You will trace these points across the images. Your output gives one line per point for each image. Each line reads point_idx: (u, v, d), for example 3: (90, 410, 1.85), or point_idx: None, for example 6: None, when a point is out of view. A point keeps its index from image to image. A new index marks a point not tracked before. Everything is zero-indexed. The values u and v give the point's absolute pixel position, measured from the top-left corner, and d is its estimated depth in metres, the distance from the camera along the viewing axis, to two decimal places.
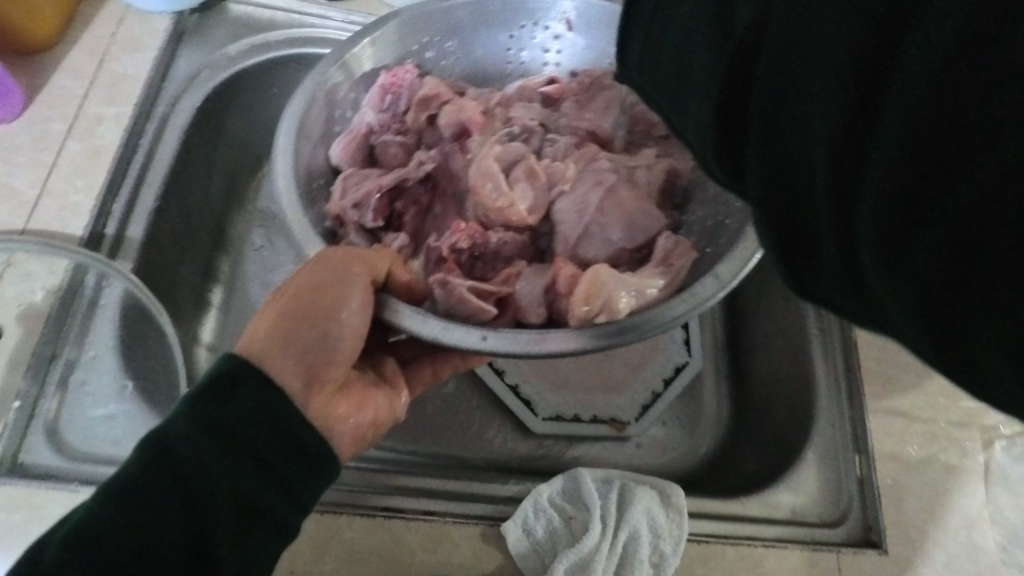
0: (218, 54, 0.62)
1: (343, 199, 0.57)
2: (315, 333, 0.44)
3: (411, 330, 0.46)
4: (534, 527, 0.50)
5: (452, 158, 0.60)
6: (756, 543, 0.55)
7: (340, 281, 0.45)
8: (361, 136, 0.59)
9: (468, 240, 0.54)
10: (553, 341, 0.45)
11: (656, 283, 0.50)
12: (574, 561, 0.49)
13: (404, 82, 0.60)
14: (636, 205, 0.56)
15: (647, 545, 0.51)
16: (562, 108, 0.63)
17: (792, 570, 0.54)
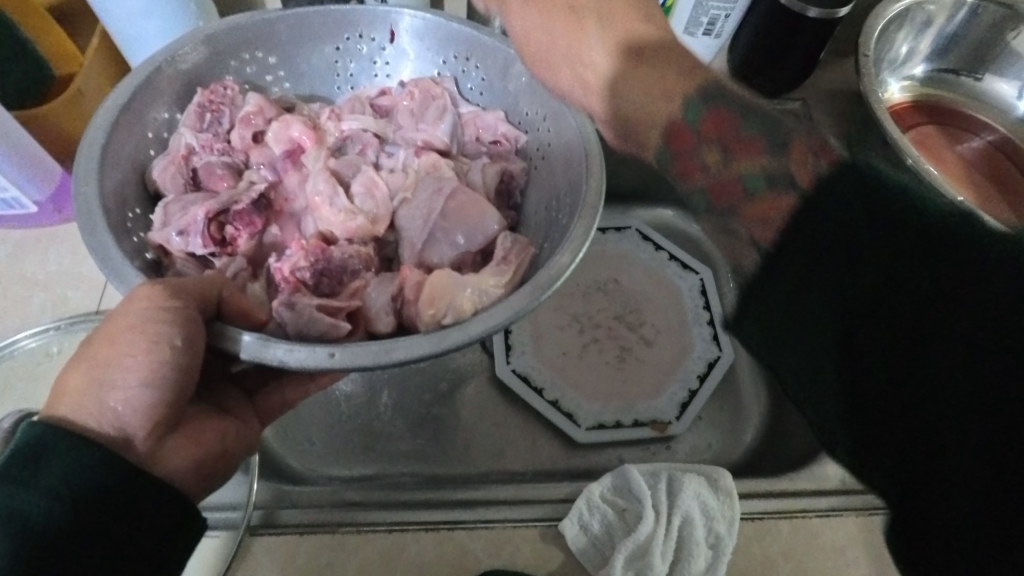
0: None
1: (166, 227, 0.55)
2: (133, 377, 0.42)
3: (253, 357, 0.44)
4: (590, 523, 0.52)
5: (286, 178, 0.64)
6: (811, 515, 0.56)
7: (154, 319, 0.42)
8: (180, 158, 0.59)
9: (311, 258, 0.57)
10: (404, 349, 0.44)
11: (496, 282, 0.54)
12: (633, 549, 0.51)
13: (221, 102, 0.61)
14: (479, 208, 0.61)
15: (702, 529, 0.52)
16: (401, 119, 0.67)
17: (851, 538, 0.55)
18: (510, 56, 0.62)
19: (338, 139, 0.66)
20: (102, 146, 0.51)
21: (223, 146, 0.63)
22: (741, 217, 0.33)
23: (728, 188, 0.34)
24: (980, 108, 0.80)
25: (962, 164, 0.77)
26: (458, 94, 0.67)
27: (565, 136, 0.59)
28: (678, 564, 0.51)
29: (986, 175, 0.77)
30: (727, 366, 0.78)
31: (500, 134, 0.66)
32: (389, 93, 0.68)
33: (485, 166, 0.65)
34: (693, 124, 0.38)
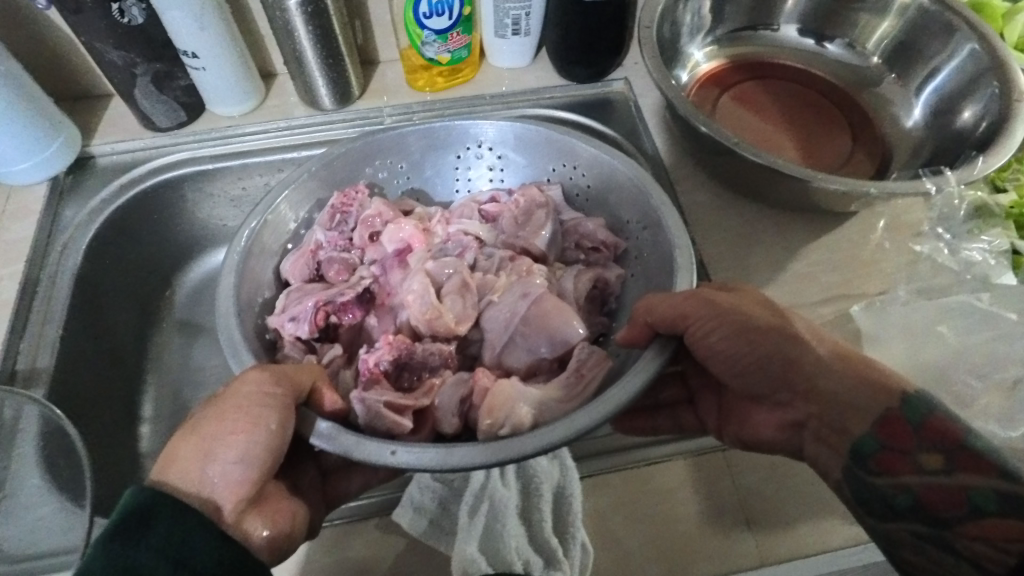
0: (94, 199, 0.75)
1: (284, 312, 0.64)
2: (231, 453, 0.46)
3: (326, 444, 0.48)
4: (422, 502, 0.55)
5: (390, 274, 0.71)
6: (641, 463, 0.57)
7: (257, 402, 0.47)
8: (309, 252, 0.69)
9: (395, 354, 0.62)
10: (468, 452, 0.47)
11: (559, 395, 0.57)
12: (476, 493, 0.54)
13: (352, 203, 0.71)
14: (565, 314, 0.63)
15: (550, 483, 0.54)
16: (504, 223, 0.73)
17: (679, 478, 0.57)
18: (611, 163, 0.69)
19: (443, 240, 0.73)
20: (249, 243, 0.62)
21: (344, 243, 0.71)
22: (957, 529, 0.41)
23: (946, 497, 0.42)
24: (788, 55, 0.84)
25: (794, 114, 0.79)
26: (563, 200, 0.75)
27: (648, 220, 0.66)
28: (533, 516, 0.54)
29: (819, 121, 0.79)
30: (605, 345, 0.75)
31: (601, 242, 0.70)
32: (497, 200, 0.75)
33: (579, 274, 0.69)
34: (912, 425, 0.45)
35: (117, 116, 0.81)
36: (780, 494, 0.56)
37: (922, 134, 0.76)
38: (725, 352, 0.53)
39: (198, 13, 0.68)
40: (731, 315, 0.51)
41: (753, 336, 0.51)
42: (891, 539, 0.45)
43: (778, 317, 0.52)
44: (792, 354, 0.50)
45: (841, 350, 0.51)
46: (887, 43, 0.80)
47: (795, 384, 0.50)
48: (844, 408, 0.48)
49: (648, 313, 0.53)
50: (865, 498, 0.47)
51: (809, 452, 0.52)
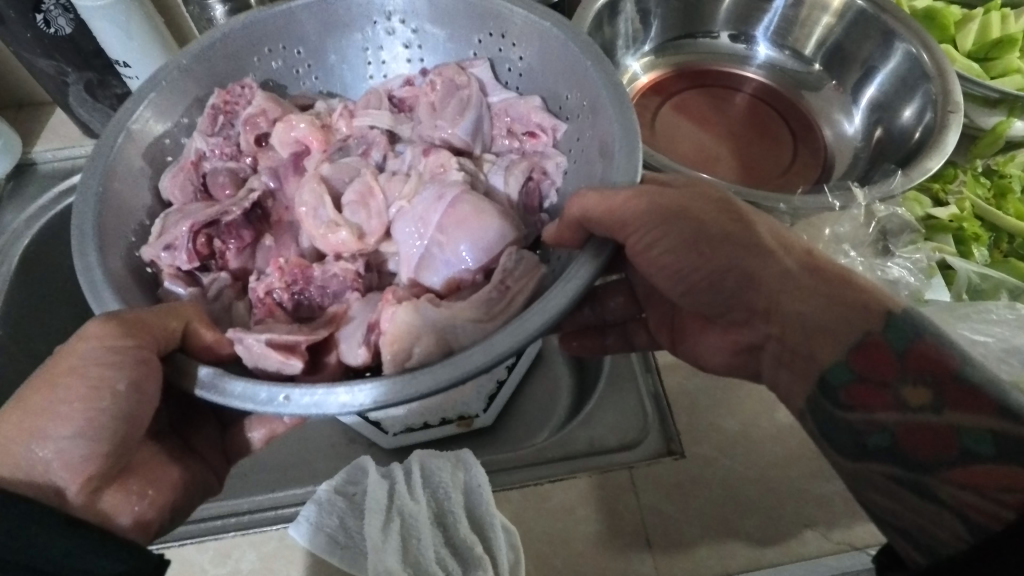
0: (32, 206, 0.76)
1: (156, 241, 0.52)
2: (67, 427, 0.41)
3: (206, 394, 0.40)
4: (321, 521, 0.54)
5: (286, 183, 0.60)
6: (542, 481, 0.57)
7: (98, 361, 0.42)
8: (189, 165, 0.57)
9: (288, 279, 0.53)
10: (373, 389, 0.39)
11: (472, 310, 0.47)
12: (379, 504, 0.54)
13: (235, 101, 0.58)
14: (482, 219, 0.52)
15: (460, 496, 0.54)
16: (417, 110, 0.62)
17: (580, 497, 0.56)
18: (551, 33, 0.55)
19: (344, 139, 0.61)
20: (103, 162, 0.48)
21: (232, 151, 0.60)
22: (941, 475, 0.39)
23: (927, 437, 0.40)
24: (724, 61, 0.82)
25: (730, 121, 0.77)
26: (490, 79, 0.61)
27: (585, 97, 0.54)
28: (446, 523, 0.54)
29: (748, 125, 0.77)
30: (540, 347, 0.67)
31: (534, 126, 0.59)
32: (410, 83, 0.63)
33: (512, 168, 0.58)
34: (895, 351, 0.42)
35: (58, 125, 0.81)
36: (682, 514, 0.55)
37: (858, 143, 0.75)
38: (674, 266, 0.48)
39: (126, 23, 0.68)
40: (681, 220, 0.46)
41: (706, 246, 0.46)
42: (861, 477, 0.43)
43: (737, 221, 0.46)
44: (749, 267, 0.46)
45: (809, 259, 0.46)
46: (823, 48, 0.78)
47: (753, 302, 0.47)
48: (810, 331, 0.45)
49: (583, 209, 0.45)
50: (830, 432, 0.45)
51: (766, 371, 0.51)
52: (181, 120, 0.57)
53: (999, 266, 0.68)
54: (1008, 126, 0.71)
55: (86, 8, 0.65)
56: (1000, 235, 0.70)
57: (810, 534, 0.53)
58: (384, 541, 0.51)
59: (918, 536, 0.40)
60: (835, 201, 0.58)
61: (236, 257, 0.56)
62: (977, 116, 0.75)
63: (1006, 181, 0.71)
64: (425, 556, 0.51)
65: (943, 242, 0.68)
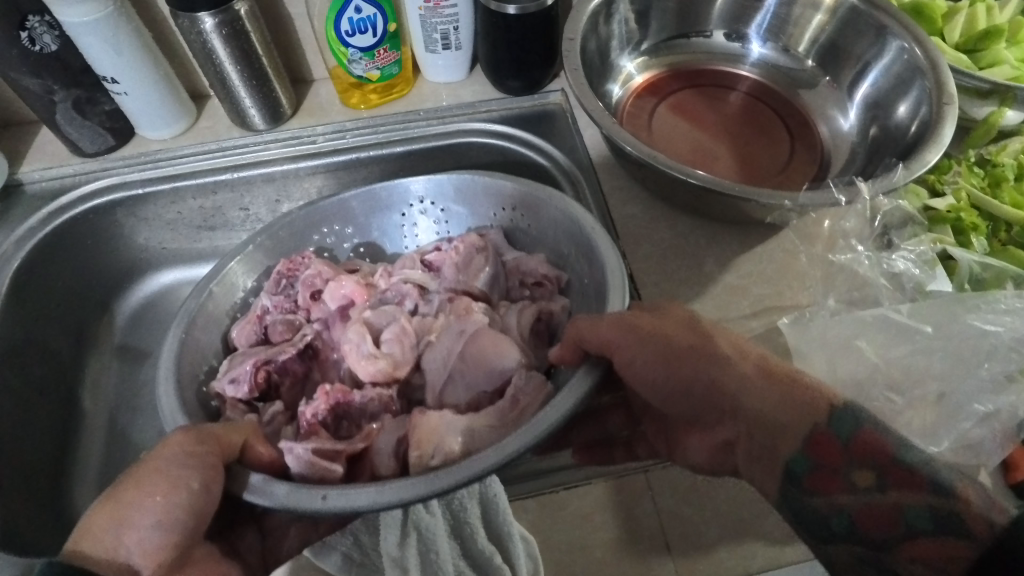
0: (21, 229, 0.74)
1: (223, 378, 0.62)
2: (151, 518, 0.44)
3: (255, 497, 0.47)
4: (335, 537, 0.53)
5: (332, 327, 0.69)
6: (557, 489, 0.55)
7: (181, 464, 0.45)
8: (255, 318, 0.66)
9: (332, 403, 0.60)
10: (399, 487, 0.46)
11: (488, 421, 0.55)
12: (392, 517, 0.53)
13: (297, 267, 0.69)
14: (501, 349, 0.60)
15: (473, 504, 0.53)
16: (446, 272, 0.69)
17: (597, 503, 0.55)
18: (547, 197, 0.66)
19: (385, 292, 0.70)
20: (189, 318, 0.62)
21: (292, 305, 0.69)
22: (896, 551, 0.40)
23: (879, 517, 0.41)
24: (717, 61, 0.83)
25: (727, 120, 0.77)
26: (506, 241, 0.71)
27: (578, 234, 0.63)
28: (464, 534, 0.53)
29: (755, 130, 0.77)
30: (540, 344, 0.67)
31: (541, 276, 0.67)
32: (438, 249, 0.70)
33: (522, 309, 0.65)
34: (842, 442, 0.43)
35: (46, 144, 0.80)
36: (701, 517, 0.54)
37: (855, 139, 0.75)
38: (652, 381, 0.50)
39: (114, 39, 0.67)
40: (653, 339, 0.49)
41: (674, 359, 0.49)
42: (833, 558, 0.44)
43: (697, 334, 0.49)
44: (714, 375, 0.48)
45: (766, 364, 0.47)
46: (817, 44, 0.78)
47: (720, 404, 0.48)
48: (771, 431, 0.45)
49: (579, 336, 0.51)
50: (805, 520, 0.45)
51: (744, 471, 0.49)
52: (247, 286, 0.68)
53: (998, 254, 0.69)
54: (1000, 117, 0.72)
55: (72, 24, 0.64)
56: (997, 224, 0.71)
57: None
58: (401, 556, 0.51)
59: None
60: (840, 197, 0.58)
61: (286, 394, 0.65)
62: (969, 107, 0.76)
63: (1000, 170, 0.72)
64: (443, 567, 0.51)
65: (942, 232, 0.68)
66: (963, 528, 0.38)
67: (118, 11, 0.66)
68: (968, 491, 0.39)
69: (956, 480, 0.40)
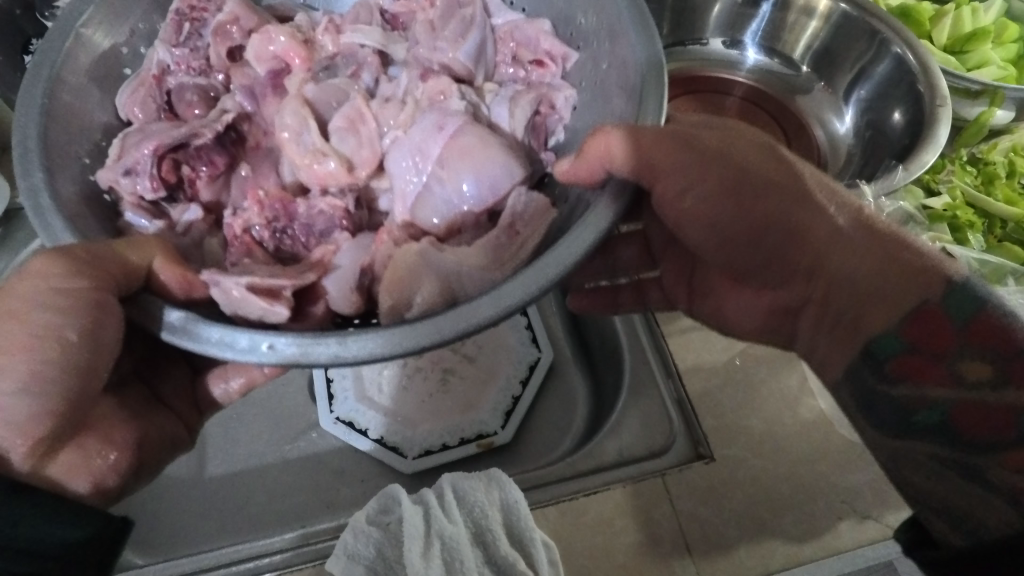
0: (23, 252, 0.73)
1: (117, 162, 0.51)
2: (10, 381, 0.41)
3: (174, 340, 0.40)
4: (357, 551, 0.53)
5: (263, 102, 0.58)
6: (578, 495, 0.56)
7: (36, 303, 0.41)
8: (152, 79, 0.56)
9: (269, 215, 0.52)
10: (365, 342, 0.39)
11: (477, 246, 0.49)
12: (414, 530, 0.52)
13: (200, 8, 0.59)
14: (486, 152, 0.53)
15: (496, 513, 0.54)
16: (406, 21, 0.63)
17: (616, 509, 0.56)
18: (606, 2, 0.53)
19: (329, 57, 0.60)
20: (51, 68, 0.48)
21: (203, 67, 0.59)
22: (997, 456, 0.40)
23: (979, 414, 0.41)
24: (714, 66, 0.84)
25: None
26: (495, 2, 0.63)
27: (603, 19, 0.54)
28: (486, 542, 0.53)
29: None
30: (550, 364, 0.74)
31: (542, 52, 0.59)
32: (400, 0, 0.63)
33: (515, 98, 0.57)
34: (956, 325, 0.42)
35: None
36: (719, 517, 0.55)
37: (852, 142, 0.77)
38: (706, 215, 0.50)
39: None
40: (710, 156, 0.47)
41: (742, 196, 0.47)
42: (902, 452, 0.45)
43: (787, 173, 0.48)
44: (795, 223, 0.47)
45: (869, 219, 0.47)
46: (811, 50, 0.80)
47: (800, 246, 0.48)
48: (853, 294, 0.46)
49: (607, 151, 0.45)
50: (867, 405, 0.46)
51: (801, 337, 0.53)
52: (137, 25, 0.57)
53: (995, 250, 0.70)
54: (990, 116, 0.74)
55: None
56: (993, 220, 0.72)
57: (844, 527, 0.54)
58: (425, 566, 0.51)
59: (967, 520, 0.41)
60: (845, 199, 0.59)
61: (209, 189, 0.55)
62: (960, 107, 0.78)
63: (992, 168, 0.74)
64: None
65: (940, 230, 0.70)
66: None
67: None
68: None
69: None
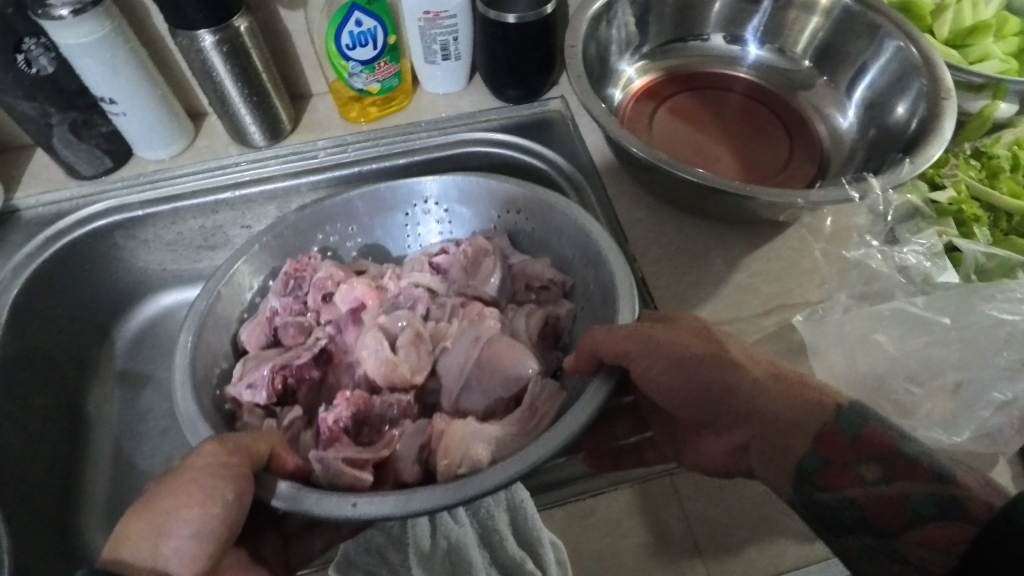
0: (17, 255, 0.72)
1: (240, 381, 0.61)
2: (186, 528, 0.45)
3: (289, 508, 0.47)
4: (359, 555, 0.52)
5: (346, 332, 0.68)
6: (585, 497, 0.54)
7: (206, 483, 0.46)
8: (264, 320, 0.66)
9: (353, 410, 0.59)
10: (428, 496, 0.46)
11: (512, 428, 0.55)
12: (418, 534, 0.52)
13: (304, 267, 0.68)
14: (513, 356, 0.60)
15: (501, 514, 0.53)
16: (454, 277, 0.70)
17: (624, 509, 0.54)
18: (554, 206, 0.65)
19: (396, 296, 0.69)
20: (199, 320, 0.60)
21: (300, 308, 0.68)
22: (903, 538, 0.40)
23: (891, 508, 0.41)
24: (714, 64, 0.84)
25: (728, 122, 0.78)
26: (510, 245, 0.71)
27: (589, 253, 0.63)
28: (492, 542, 0.52)
29: (753, 130, 0.77)
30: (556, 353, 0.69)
31: (546, 281, 0.68)
32: (445, 251, 0.71)
33: (530, 313, 0.66)
34: (848, 439, 0.43)
35: (41, 168, 0.78)
36: (726, 518, 0.54)
37: (856, 136, 0.76)
38: (673, 380, 0.50)
39: (112, 61, 0.66)
40: (667, 349, 0.49)
41: (690, 364, 0.49)
42: (846, 549, 0.43)
43: (712, 343, 0.50)
44: (727, 381, 0.48)
45: (775, 369, 0.48)
46: (812, 45, 0.79)
47: (733, 406, 0.48)
48: (777, 431, 0.46)
49: (595, 345, 0.51)
50: (815, 511, 0.44)
51: (761, 473, 0.48)
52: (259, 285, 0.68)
53: (1001, 244, 0.69)
54: (994, 109, 0.74)
55: (69, 46, 0.63)
56: (997, 214, 0.72)
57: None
58: (431, 570, 0.50)
59: None
60: (852, 193, 0.58)
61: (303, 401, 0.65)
62: (963, 101, 0.77)
63: (996, 162, 0.73)
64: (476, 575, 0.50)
65: (946, 224, 0.69)
66: (968, 514, 0.38)
67: (116, 32, 0.65)
68: (967, 478, 0.39)
69: (958, 470, 0.40)
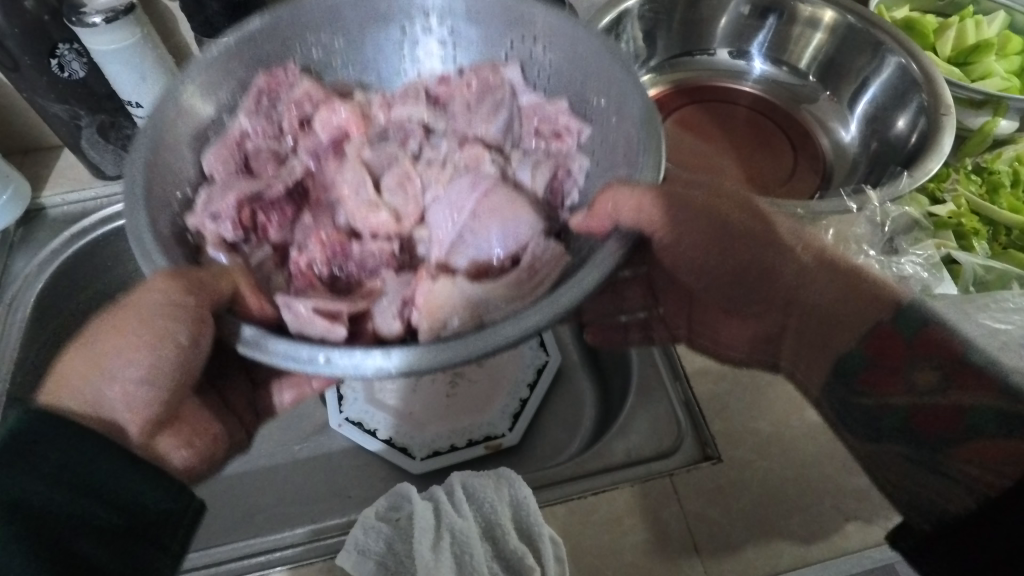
0: (43, 252, 0.75)
1: (203, 211, 0.56)
2: (135, 369, 0.50)
3: (249, 353, 0.46)
4: (368, 546, 0.53)
5: (325, 165, 0.64)
6: (586, 494, 0.57)
7: (153, 310, 0.50)
8: (234, 143, 0.61)
9: (328, 252, 0.58)
10: (391, 355, 0.45)
11: (503, 285, 0.54)
12: (425, 524, 0.53)
13: (279, 81, 0.63)
14: (516, 211, 0.58)
15: (505, 507, 0.54)
16: (454, 109, 0.67)
17: (626, 507, 0.56)
18: (579, 37, 0.61)
19: (384, 127, 0.67)
20: (153, 141, 0.53)
21: (274, 130, 0.64)
22: (951, 452, 0.51)
23: (942, 419, 0.53)
24: (721, 77, 0.86)
25: (732, 133, 0.80)
26: (522, 81, 0.66)
27: (628, 110, 0.57)
28: (495, 536, 0.54)
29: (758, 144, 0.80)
30: (558, 368, 0.75)
31: (561, 127, 0.64)
32: (445, 81, 0.67)
33: (538, 164, 0.63)
34: (907, 338, 0.54)
35: (66, 168, 0.81)
36: (726, 517, 0.56)
37: (857, 149, 0.78)
38: (702, 263, 0.58)
39: (140, 65, 0.68)
40: (711, 213, 0.55)
41: (734, 242, 0.56)
42: (880, 459, 0.56)
43: (754, 217, 0.57)
44: (766, 260, 0.56)
45: (822, 255, 0.57)
46: (817, 61, 0.81)
47: (773, 283, 0.58)
48: (820, 316, 0.57)
49: (613, 204, 0.51)
50: (846, 419, 0.59)
51: (786, 355, 0.63)
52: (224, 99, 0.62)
53: (999, 258, 0.71)
54: (994, 126, 0.76)
55: (101, 51, 0.65)
56: (997, 228, 0.73)
57: (850, 529, 0.55)
58: (436, 558, 0.51)
59: (936, 509, 0.49)
60: (852, 204, 0.60)
61: (279, 232, 0.60)
62: (964, 117, 0.79)
63: (997, 177, 0.74)
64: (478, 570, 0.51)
65: (945, 237, 0.70)
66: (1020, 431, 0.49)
67: (144, 39, 0.67)
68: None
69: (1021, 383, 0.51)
